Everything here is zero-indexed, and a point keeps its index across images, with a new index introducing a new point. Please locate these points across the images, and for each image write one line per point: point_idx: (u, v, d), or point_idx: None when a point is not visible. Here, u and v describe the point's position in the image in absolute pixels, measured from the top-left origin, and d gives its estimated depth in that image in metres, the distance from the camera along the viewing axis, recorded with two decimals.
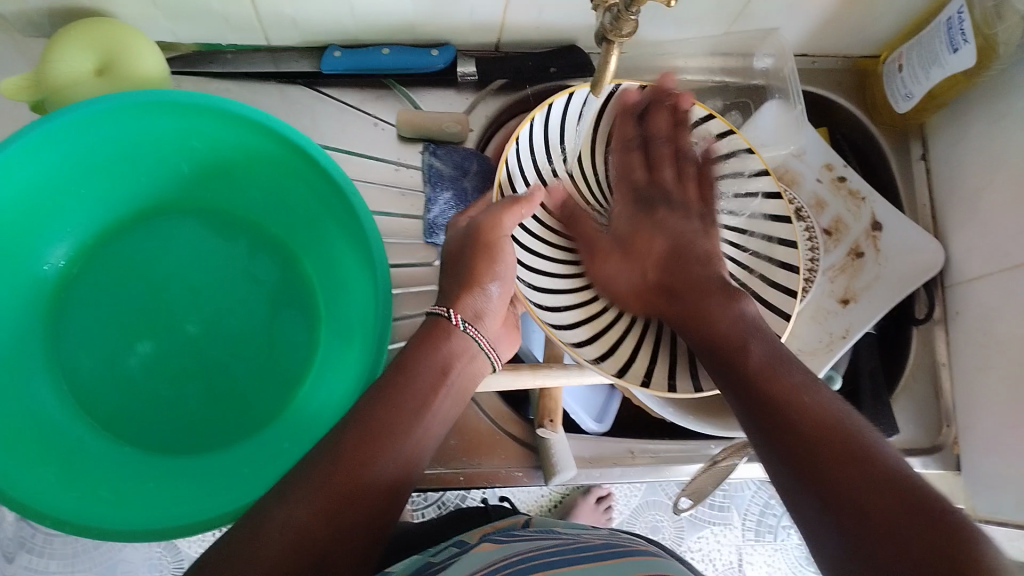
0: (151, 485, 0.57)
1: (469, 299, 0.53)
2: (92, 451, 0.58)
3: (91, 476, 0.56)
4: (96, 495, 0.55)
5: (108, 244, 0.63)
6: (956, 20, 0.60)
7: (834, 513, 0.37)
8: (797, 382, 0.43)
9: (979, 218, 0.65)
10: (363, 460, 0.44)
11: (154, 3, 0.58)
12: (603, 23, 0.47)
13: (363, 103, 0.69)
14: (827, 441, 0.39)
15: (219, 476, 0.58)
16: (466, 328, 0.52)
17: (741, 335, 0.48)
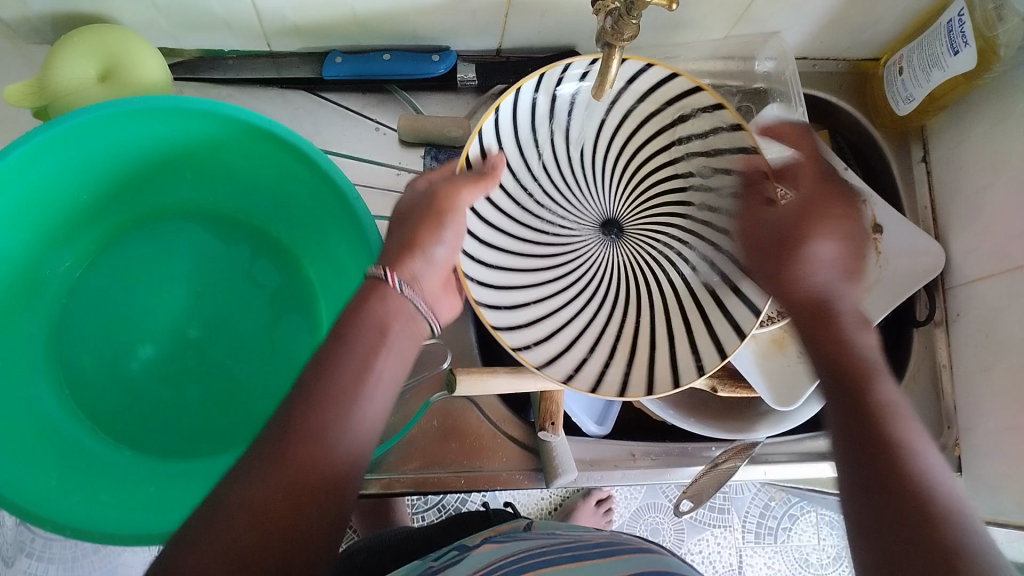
0: (156, 487, 0.57)
1: (410, 262, 0.49)
2: (94, 456, 0.58)
3: (95, 479, 0.56)
4: (98, 499, 0.54)
5: (109, 250, 0.63)
6: (957, 23, 0.60)
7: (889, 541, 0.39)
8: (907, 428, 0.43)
9: (979, 219, 0.65)
10: (317, 435, 0.42)
11: (156, 9, 0.58)
12: (603, 26, 0.48)
13: (365, 107, 0.70)
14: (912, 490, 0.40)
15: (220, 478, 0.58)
16: (404, 291, 0.47)
17: (866, 365, 0.47)
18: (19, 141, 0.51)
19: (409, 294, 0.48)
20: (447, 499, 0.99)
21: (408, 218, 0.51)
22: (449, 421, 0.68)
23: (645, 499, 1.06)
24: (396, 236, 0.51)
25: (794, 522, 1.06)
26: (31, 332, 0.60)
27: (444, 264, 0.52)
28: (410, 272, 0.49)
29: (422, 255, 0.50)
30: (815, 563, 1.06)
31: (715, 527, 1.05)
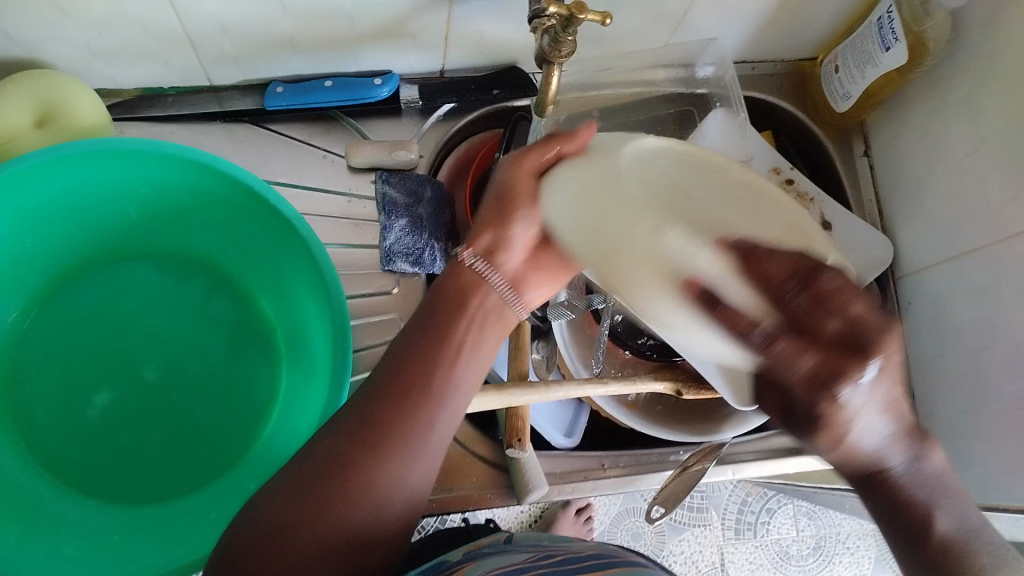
0: (118, 541, 0.57)
1: (484, 236, 0.51)
2: (54, 509, 0.57)
3: (56, 533, 0.56)
4: (60, 552, 0.55)
5: (60, 296, 0.62)
6: (886, 20, 0.61)
7: None
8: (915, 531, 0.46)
9: (922, 210, 0.67)
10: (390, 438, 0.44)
11: (92, 50, 0.58)
12: (542, 46, 0.50)
13: (311, 136, 0.69)
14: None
15: (190, 525, 0.58)
16: (476, 265, 0.50)
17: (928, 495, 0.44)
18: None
19: (485, 270, 0.51)
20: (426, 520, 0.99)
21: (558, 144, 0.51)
22: None
23: (623, 504, 1.06)
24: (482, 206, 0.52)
25: (772, 516, 1.07)
26: None
27: (526, 228, 0.50)
28: (488, 244, 0.51)
29: (503, 230, 0.50)
30: (796, 555, 1.07)
31: (695, 527, 1.06)
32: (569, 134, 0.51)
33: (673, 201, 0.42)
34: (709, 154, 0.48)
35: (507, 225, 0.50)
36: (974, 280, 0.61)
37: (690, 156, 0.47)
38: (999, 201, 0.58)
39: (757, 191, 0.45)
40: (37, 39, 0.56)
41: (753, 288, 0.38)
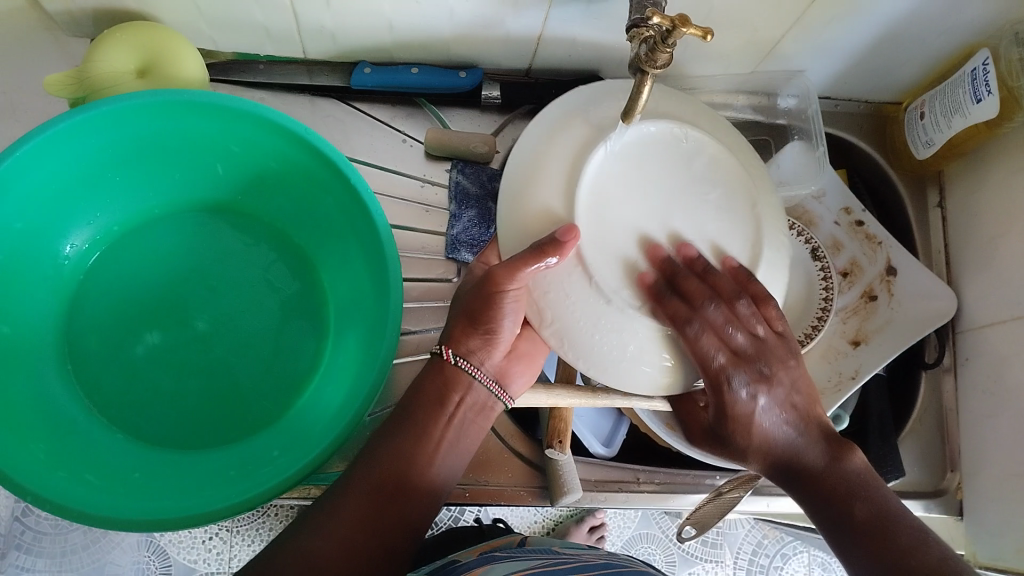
0: (143, 474, 0.57)
1: (466, 338, 0.53)
2: (87, 434, 0.58)
3: (83, 455, 0.56)
4: (82, 479, 0.54)
5: (129, 233, 0.64)
6: (981, 72, 0.61)
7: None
8: (898, 528, 0.46)
9: (993, 266, 0.66)
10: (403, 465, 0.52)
11: (198, 8, 0.59)
12: (640, 54, 0.46)
13: (393, 119, 0.71)
14: (894, 539, 0.45)
15: (211, 474, 0.58)
16: (460, 362, 0.53)
17: (844, 487, 0.49)
18: (39, 129, 0.52)
19: (468, 368, 0.53)
20: (441, 516, 1.00)
21: (521, 212, 0.47)
22: None
23: (638, 528, 1.06)
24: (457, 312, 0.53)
25: (786, 562, 1.07)
26: (47, 301, 0.60)
27: (511, 334, 0.53)
28: (471, 348, 0.53)
29: (487, 341, 0.53)
30: None
31: (707, 562, 1.05)
32: (556, 242, 0.42)
33: (638, 249, 0.45)
34: (663, 134, 0.47)
35: (496, 339, 0.52)
36: None
37: (647, 149, 0.46)
38: None
39: (711, 179, 0.47)
40: None
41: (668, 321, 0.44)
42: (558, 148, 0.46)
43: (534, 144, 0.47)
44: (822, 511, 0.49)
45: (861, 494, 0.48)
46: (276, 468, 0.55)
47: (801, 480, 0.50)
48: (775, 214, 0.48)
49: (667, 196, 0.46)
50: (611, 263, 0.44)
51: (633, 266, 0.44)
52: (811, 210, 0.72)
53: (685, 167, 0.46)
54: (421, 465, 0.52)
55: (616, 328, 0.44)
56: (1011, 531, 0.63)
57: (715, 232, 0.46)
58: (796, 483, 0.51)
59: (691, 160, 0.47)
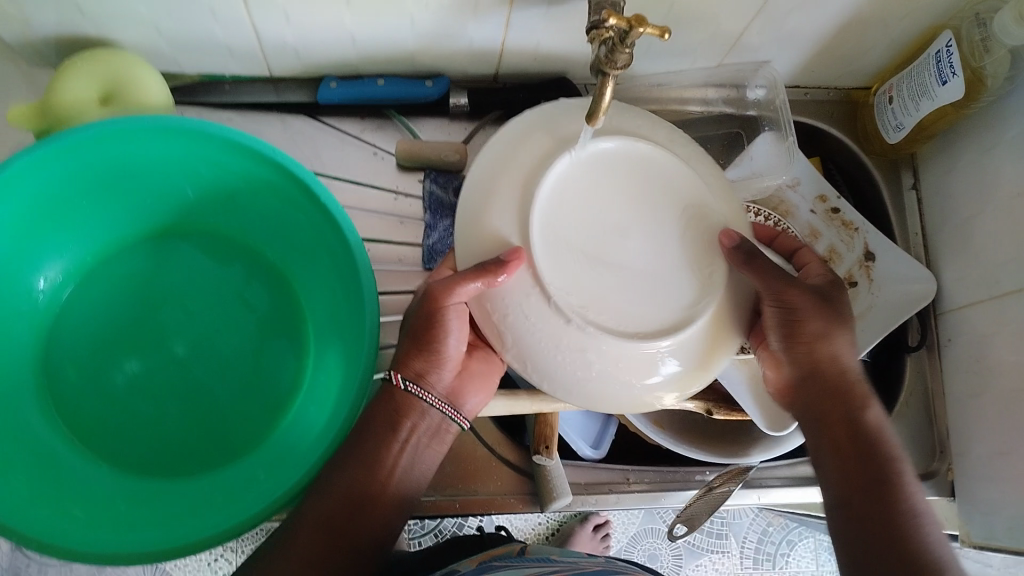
0: (129, 504, 0.58)
1: (414, 360, 0.54)
2: (70, 466, 0.58)
3: (67, 486, 0.57)
4: (68, 512, 0.54)
5: (103, 262, 0.64)
6: (944, 54, 0.60)
7: (869, 537, 0.49)
8: (902, 505, 0.49)
9: (970, 246, 0.66)
10: (358, 482, 0.53)
11: (159, 33, 0.59)
12: (600, 53, 0.46)
13: (364, 132, 0.71)
14: (896, 510, 0.49)
15: (194, 499, 0.58)
16: (409, 387, 0.54)
17: (873, 445, 0.52)
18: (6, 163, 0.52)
19: (417, 393, 0.54)
20: (444, 524, 1.00)
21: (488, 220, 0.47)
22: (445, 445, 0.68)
23: (643, 524, 1.06)
24: (404, 334, 0.55)
25: (793, 549, 1.06)
26: (24, 332, 0.60)
27: (458, 353, 0.54)
28: (418, 371, 0.54)
29: (434, 360, 0.54)
30: None
31: (713, 553, 1.05)
32: (500, 261, 0.43)
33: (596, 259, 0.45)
34: (630, 149, 0.47)
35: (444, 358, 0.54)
36: (1017, 321, 0.60)
37: (612, 161, 0.47)
38: None
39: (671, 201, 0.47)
40: (108, 18, 0.57)
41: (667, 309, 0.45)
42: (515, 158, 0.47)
43: (490, 162, 0.48)
44: (833, 453, 0.53)
45: (905, 467, 0.51)
46: (261, 491, 0.55)
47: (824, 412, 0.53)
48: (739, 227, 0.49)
49: (626, 207, 0.46)
50: (566, 272, 0.44)
51: (594, 276, 0.44)
52: (787, 199, 0.72)
53: (650, 182, 0.47)
54: (379, 481, 0.54)
55: (577, 349, 0.44)
56: (1001, 511, 0.63)
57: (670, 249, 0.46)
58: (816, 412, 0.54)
59: (655, 177, 0.47)
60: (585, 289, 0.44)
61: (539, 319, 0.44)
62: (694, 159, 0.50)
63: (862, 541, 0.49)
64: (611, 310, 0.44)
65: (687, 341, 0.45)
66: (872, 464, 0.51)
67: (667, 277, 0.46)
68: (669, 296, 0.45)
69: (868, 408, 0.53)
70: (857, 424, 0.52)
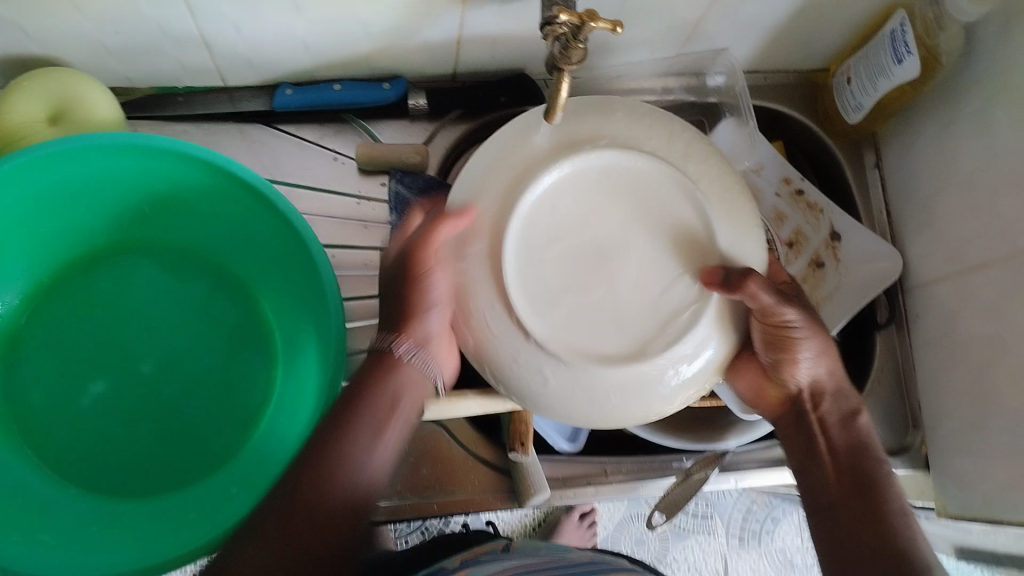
0: (102, 527, 0.58)
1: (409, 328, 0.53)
2: (38, 494, 0.58)
3: (37, 515, 0.57)
4: (36, 539, 0.55)
5: (62, 283, 0.63)
6: (899, 33, 0.61)
7: (852, 546, 0.52)
8: (884, 511, 0.52)
9: (934, 222, 0.66)
10: (326, 477, 0.51)
11: (106, 49, 0.58)
12: (552, 51, 0.44)
13: (322, 137, 0.70)
14: (875, 520, 0.52)
15: (167, 520, 0.58)
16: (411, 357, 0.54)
17: (855, 457, 0.55)
18: None
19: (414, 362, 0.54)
20: (430, 522, 1.00)
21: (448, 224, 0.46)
22: (421, 447, 0.68)
23: (627, 511, 1.06)
24: (388, 300, 0.55)
25: (776, 525, 1.07)
26: None
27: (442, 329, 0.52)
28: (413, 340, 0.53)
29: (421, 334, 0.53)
30: (800, 565, 1.07)
31: (698, 534, 1.06)
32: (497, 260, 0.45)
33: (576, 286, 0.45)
34: (628, 164, 0.46)
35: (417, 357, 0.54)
36: (983, 296, 0.61)
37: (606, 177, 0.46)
38: (1007, 218, 0.58)
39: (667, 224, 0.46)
40: (52, 36, 0.56)
41: (632, 338, 0.44)
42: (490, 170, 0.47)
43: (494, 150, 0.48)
44: (817, 466, 0.57)
45: (890, 476, 0.55)
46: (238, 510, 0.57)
47: (806, 422, 0.57)
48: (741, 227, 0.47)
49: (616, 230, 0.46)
50: (535, 297, 0.44)
51: (566, 307, 0.45)
52: (753, 184, 0.72)
53: (645, 204, 0.46)
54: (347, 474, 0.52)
55: (533, 366, 0.44)
56: (974, 484, 0.63)
57: (661, 272, 0.46)
58: (797, 424, 0.58)
59: (651, 199, 0.46)
60: (553, 317, 0.44)
61: (501, 330, 0.44)
62: (705, 177, 0.47)
63: (843, 550, 0.52)
64: (581, 337, 0.44)
65: (669, 363, 0.44)
66: (861, 468, 0.55)
67: (651, 304, 0.45)
68: (643, 321, 0.45)
69: (860, 416, 0.57)
70: (851, 429, 0.56)
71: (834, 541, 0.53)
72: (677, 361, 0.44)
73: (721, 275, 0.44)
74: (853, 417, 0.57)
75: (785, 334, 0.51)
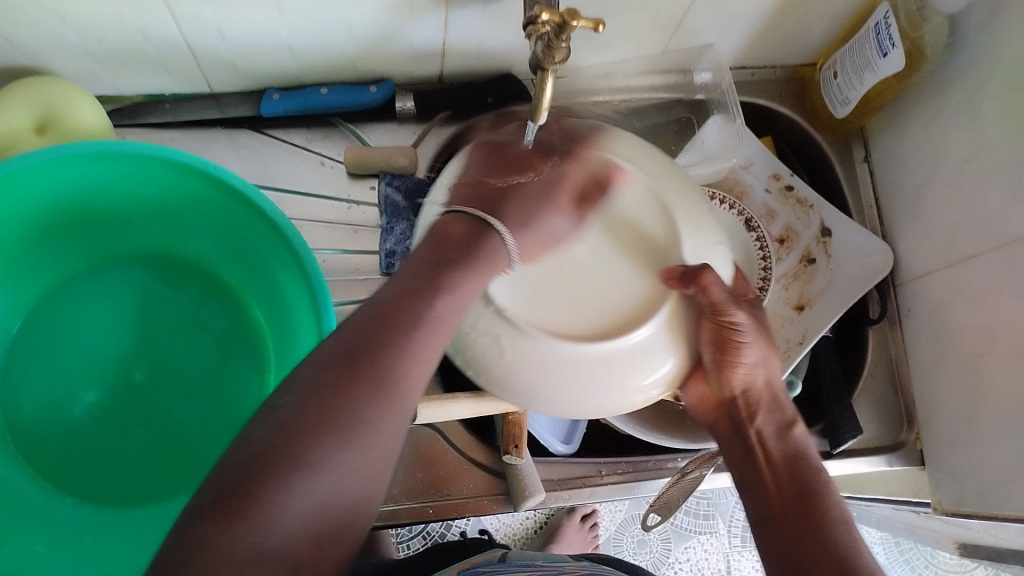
0: (91, 543, 0.58)
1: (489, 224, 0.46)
2: (32, 504, 0.58)
3: (29, 525, 0.57)
4: (30, 550, 0.56)
5: (52, 293, 0.63)
6: (883, 26, 0.61)
7: (797, 557, 0.49)
8: (827, 520, 0.50)
9: (924, 214, 0.66)
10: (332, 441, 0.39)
11: (91, 56, 0.58)
12: (534, 51, 0.44)
13: (310, 141, 0.70)
14: (817, 527, 0.49)
15: (157, 531, 0.58)
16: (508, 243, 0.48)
17: (792, 469, 0.53)
18: None
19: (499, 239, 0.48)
20: (431, 526, 1.00)
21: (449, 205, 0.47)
22: (415, 451, 0.68)
23: (629, 511, 1.06)
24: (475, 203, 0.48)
25: None
26: None
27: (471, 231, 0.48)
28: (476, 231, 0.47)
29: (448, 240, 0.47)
30: None
31: (701, 534, 1.05)
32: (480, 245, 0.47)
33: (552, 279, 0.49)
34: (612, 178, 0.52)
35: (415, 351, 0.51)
36: (973, 288, 0.61)
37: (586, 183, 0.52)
38: (997, 208, 0.58)
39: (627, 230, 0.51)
40: (38, 46, 0.56)
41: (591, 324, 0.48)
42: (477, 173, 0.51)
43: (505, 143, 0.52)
44: (755, 479, 0.54)
45: (831, 486, 0.52)
46: None
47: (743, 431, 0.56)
48: (706, 232, 0.51)
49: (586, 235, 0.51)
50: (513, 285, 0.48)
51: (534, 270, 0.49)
52: (742, 181, 0.73)
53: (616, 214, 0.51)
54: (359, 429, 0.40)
55: (491, 335, 0.47)
56: (968, 478, 0.63)
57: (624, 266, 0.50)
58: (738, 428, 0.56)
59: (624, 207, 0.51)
60: (532, 302, 0.48)
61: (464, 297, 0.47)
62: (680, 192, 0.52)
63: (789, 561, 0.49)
64: (562, 318, 0.48)
65: (622, 351, 0.47)
66: (799, 481, 0.53)
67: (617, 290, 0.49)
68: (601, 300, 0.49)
69: (795, 426, 0.56)
70: (786, 440, 0.55)
71: (778, 557, 0.50)
72: (625, 352, 0.47)
73: (681, 276, 0.48)
74: (788, 428, 0.56)
75: (730, 336, 0.51)
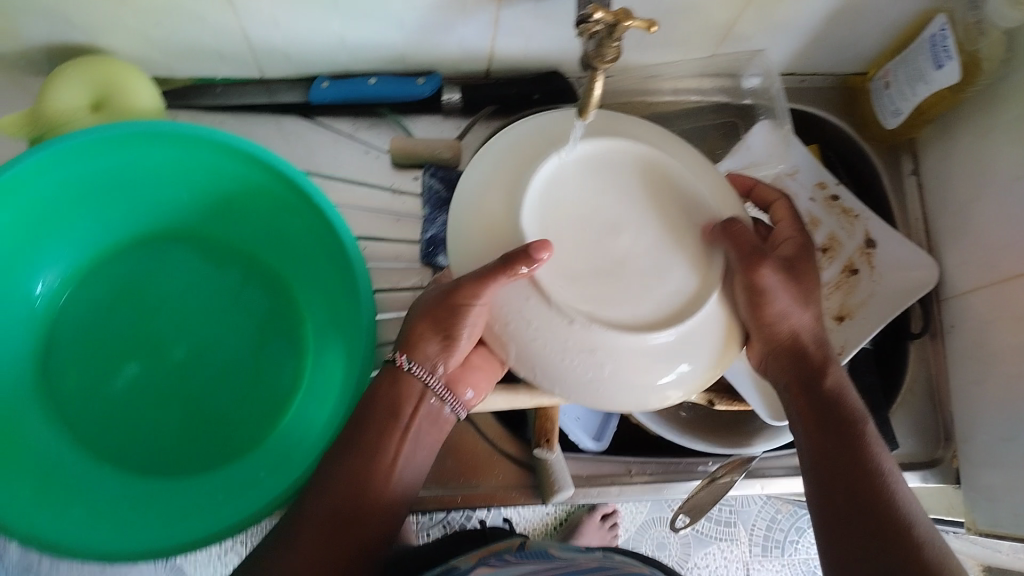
0: (127, 513, 0.58)
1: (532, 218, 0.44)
2: (74, 474, 0.59)
3: (68, 493, 0.57)
4: (70, 518, 0.56)
5: (98, 267, 0.64)
6: (940, 38, 0.60)
7: (844, 508, 0.46)
8: (877, 470, 0.47)
9: (970, 230, 0.65)
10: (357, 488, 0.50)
11: (147, 38, 0.59)
12: (587, 49, 0.43)
13: (357, 130, 0.70)
14: (867, 480, 0.46)
15: (197, 504, 0.59)
16: (413, 369, 0.51)
17: (839, 412, 0.49)
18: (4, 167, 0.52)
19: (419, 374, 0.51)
20: (453, 516, 1.01)
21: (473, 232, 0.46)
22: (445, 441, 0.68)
23: (650, 513, 1.06)
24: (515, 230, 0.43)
25: (802, 535, 1.06)
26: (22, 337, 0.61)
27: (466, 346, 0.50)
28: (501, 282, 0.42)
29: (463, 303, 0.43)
30: None
31: (722, 541, 1.05)
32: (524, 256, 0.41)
33: (591, 253, 0.44)
34: (633, 147, 0.47)
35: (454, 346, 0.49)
36: (1018, 308, 0.60)
37: (609, 158, 0.47)
38: None
39: (669, 187, 0.47)
40: (97, 26, 0.57)
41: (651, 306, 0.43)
42: (507, 163, 0.46)
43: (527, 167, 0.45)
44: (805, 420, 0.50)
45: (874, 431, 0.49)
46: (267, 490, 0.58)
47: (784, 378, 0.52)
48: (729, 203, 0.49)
49: (622, 208, 0.46)
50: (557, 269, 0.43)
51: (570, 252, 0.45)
52: (787, 187, 0.71)
53: (646, 177, 0.47)
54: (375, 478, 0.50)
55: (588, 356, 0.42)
56: (1003, 498, 0.62)
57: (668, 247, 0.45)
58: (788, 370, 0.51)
59: (650, 178, 0.47)
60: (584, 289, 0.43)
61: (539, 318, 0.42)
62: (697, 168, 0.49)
63: (838, 513, 0.46)
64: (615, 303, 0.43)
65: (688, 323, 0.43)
66: (844, 425, 0.49)
67: (661, 272, 0.44)
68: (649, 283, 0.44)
69: (830, 370, 0.52)
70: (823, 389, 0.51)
71: (830, 507, 0.47)
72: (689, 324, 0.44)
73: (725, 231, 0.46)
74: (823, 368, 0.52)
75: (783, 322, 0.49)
